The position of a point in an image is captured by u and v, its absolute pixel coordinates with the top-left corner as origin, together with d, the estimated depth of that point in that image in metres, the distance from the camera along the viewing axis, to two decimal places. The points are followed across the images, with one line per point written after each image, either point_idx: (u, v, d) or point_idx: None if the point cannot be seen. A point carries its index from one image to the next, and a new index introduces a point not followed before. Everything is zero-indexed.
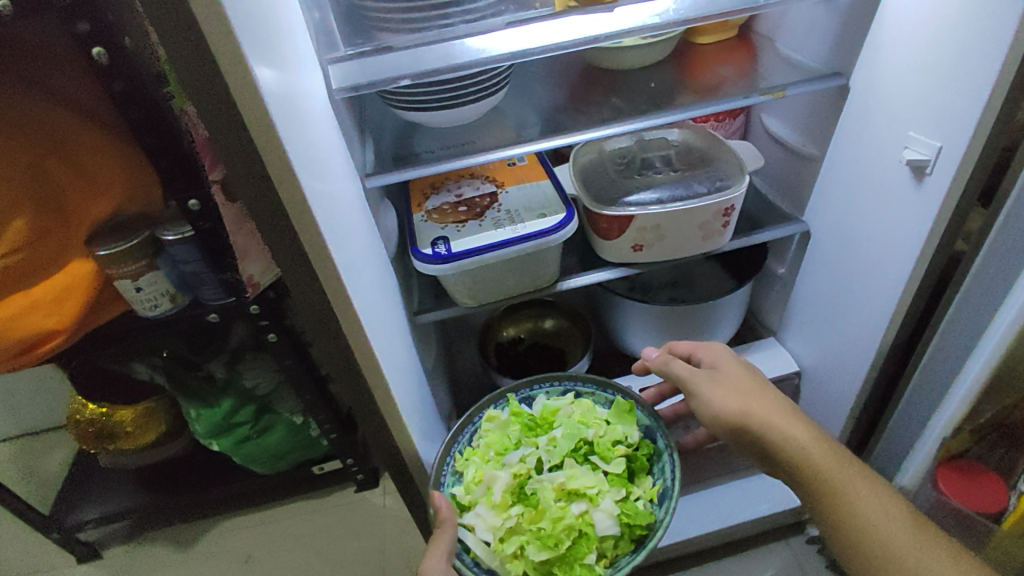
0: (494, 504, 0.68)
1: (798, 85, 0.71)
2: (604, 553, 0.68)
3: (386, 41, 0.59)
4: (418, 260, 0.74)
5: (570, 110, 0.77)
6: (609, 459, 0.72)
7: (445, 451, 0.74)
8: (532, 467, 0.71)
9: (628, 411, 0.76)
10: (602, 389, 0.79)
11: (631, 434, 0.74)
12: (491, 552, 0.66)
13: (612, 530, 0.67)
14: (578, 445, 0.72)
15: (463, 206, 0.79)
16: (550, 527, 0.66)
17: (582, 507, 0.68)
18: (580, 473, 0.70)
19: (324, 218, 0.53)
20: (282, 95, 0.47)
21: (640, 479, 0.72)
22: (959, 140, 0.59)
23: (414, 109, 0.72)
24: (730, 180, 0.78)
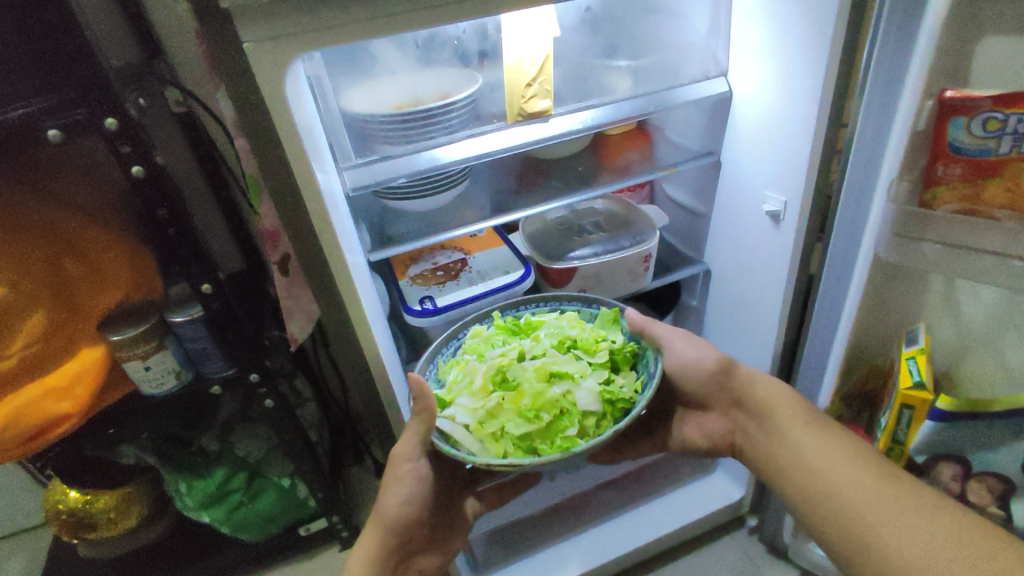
0: (476, 391, 0.75)
1: (684, 163, 0.98)
2: (587, 429, 0.73)
3: (385, 151, 0.78)
4: (410, 316, 0.90)
5: (521, 191, 0.98)
6: (593, 352, 0.79)
7: (431, 358, 0.83)
8: (514, 357, 0.78)
9: (613, 318, 0.83)
10: (585, 304, 0.87)
11: (616, 336, 0.82)
12: (470, 434, 0.73)
13: (592, 406, 0.73)
14: (561, 341, 0.80)
15: (440, 271, 0.97)
16: (531, 401, 0.72)
17: (565, 386, 0.74)
18: (562, 360, 0.77)
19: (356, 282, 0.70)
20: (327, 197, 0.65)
21: (625, 372, 0.80)
22: (796, 197, 0.85)
23: (400, 198, 0.91)
24: (647, 235, 1.01)
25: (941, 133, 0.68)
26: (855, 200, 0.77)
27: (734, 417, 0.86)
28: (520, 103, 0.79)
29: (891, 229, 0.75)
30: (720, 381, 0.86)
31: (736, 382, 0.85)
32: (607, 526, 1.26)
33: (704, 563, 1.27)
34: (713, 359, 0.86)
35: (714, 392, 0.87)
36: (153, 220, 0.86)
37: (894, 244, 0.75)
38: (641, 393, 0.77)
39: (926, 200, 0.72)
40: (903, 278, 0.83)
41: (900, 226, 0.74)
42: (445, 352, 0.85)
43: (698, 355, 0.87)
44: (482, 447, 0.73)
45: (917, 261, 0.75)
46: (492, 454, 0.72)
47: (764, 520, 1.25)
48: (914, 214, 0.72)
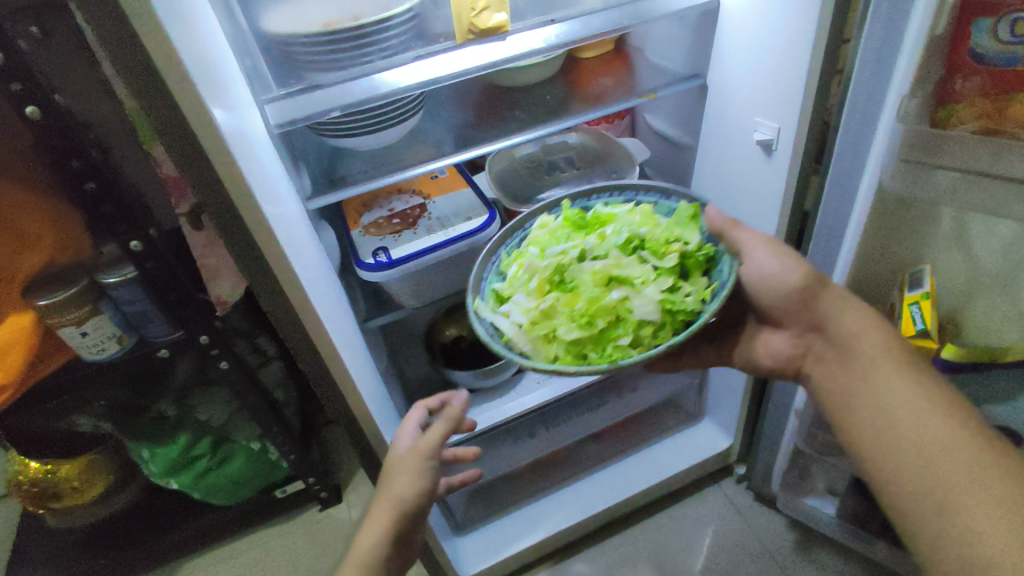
0: (533, 288, 0.68)
1: (665, 87, 0.86)
2: (642, 340, 0.64)
3: (313, 79, 0.67)
4: (362, 270, 0.81)
5: (483, 124, 0.87)
6: (662, 256, 0.69)
7: (495, 250, 0.75)
8: (575, 257, 0.69)
9: (692, 216, 0.71)
10: (665, 197, 0.76)
11: (692, 239, 0.70)
12: (521, 333, 0.65)
13: (650, 315, 0.64)
14: (629, 241, 0.70)
15: (396, 219, 0.87)
16: (586, 305, 0.65)
17: (623, 293, 0.65)
18: (625, 263, 0.68)
19: (282, 236, 0.61)
20: (234, 136, 0.55)
21: (695, 279, 0.68)
22: (791, 123, 0.75)
23: (345, 137, 0.80)
24: (624, 173, 0.91)
25: (961, 36, 0.58)
26: (858, 125, 0.67)
27: (812, 341, 0.71)
28: (470, 17, 0.68)
29: (901, 152, 0.65)
30: (802, 302, 0.69)
31: (822, 305, 0.68)
32: (590, 480, 1.22)
33: (691, 513, 1.24)
34: (797, 278, 0.68)
35: (796, 311, 0.71)
36: (65, 171, 0.76)
37: (904, 171, 0.66)
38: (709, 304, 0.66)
39: (941, 119, 0.62)
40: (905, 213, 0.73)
41: (911, 148, 0.64)
42: (511, 242, 0.77)
43: (781, 272, 0.69)
44: (534, 348, 0.65)
45: (931, 190, 0.66)
46: (543, 357, 0.65)
47: (753, 469, 1.21)
48: (928, 134, 0.62)
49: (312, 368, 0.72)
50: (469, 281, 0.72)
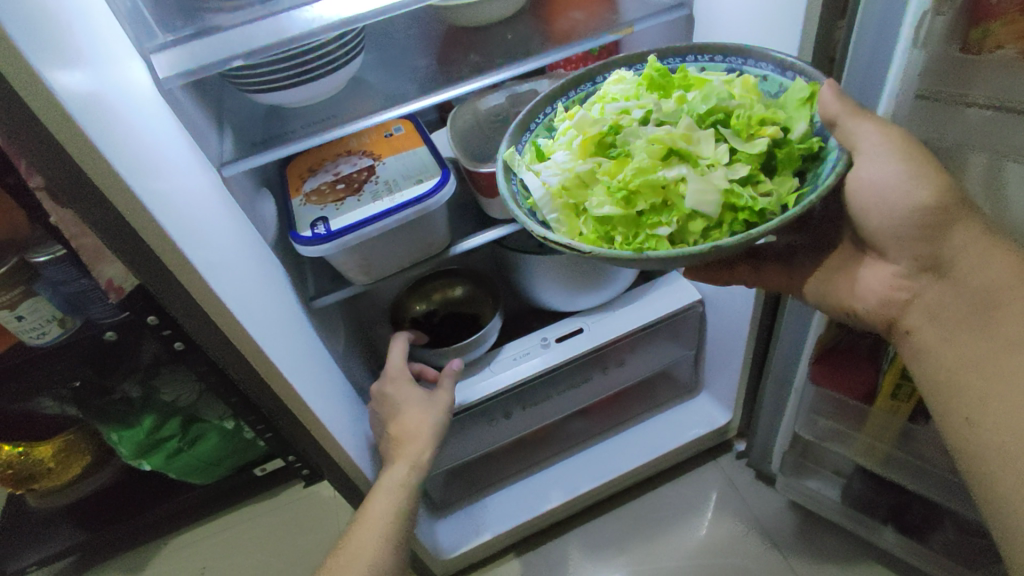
0: (576, 147, 0.55)
1: (645, 20, 0.73)
2: (685, 236, 0.51)
3: (209, 22, 0.57)
4: (298, 244, 0.72)
5: (433, 73, 0.76)
6: (748, 139, 0.52)
7: (549, 100, 0.61)
8: (636, 120, 0.54)
9: (807, 98, 0.52)
10: (776, 70, 0.55)
11: (796, 127, 0.53)
12: (549, 197, 0.55)
13: (704, 204, 0.49)
14: (711, 111, 0.53)
15: (341, 183, 0.76)
16: (628, 177, 0.51)
17: (680, 172, 0.51)
18: (697, 138, 0.52)
19: (170, 221, 0.53)
20: (89, 100, 0.47)
21: (782, 178, 0.52)
22: (790, 55, 0.62)
23: (269, 91, 0.69)
24: None
25: None
26: (868, 56, 0.55)
27: (922, 287, 0.55)
28: None
29: (920, 83, 0.53)
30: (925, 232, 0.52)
31: (953, 239, 0.51)
32: (578, 458, 1.15)
33: (687, 494, 1.16)
34: (925, 197, 0.50)
35: (912, 241, 0.53)
36: None
37: (926, 108, 0.54)
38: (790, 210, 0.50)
39: (972, 40, 0.49)
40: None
41: (937, 76, 0.51)
42: (574, 94, 0.62)
43: (906, 186, 0.50)
44: (559, 218, 0.55)
45: (954, 130, 0.53)
46: (563, 229, 0.54)
47: (753, 443, 1.13)
48: (959, 59, 0.49)
49: (232, 357, 0.65)
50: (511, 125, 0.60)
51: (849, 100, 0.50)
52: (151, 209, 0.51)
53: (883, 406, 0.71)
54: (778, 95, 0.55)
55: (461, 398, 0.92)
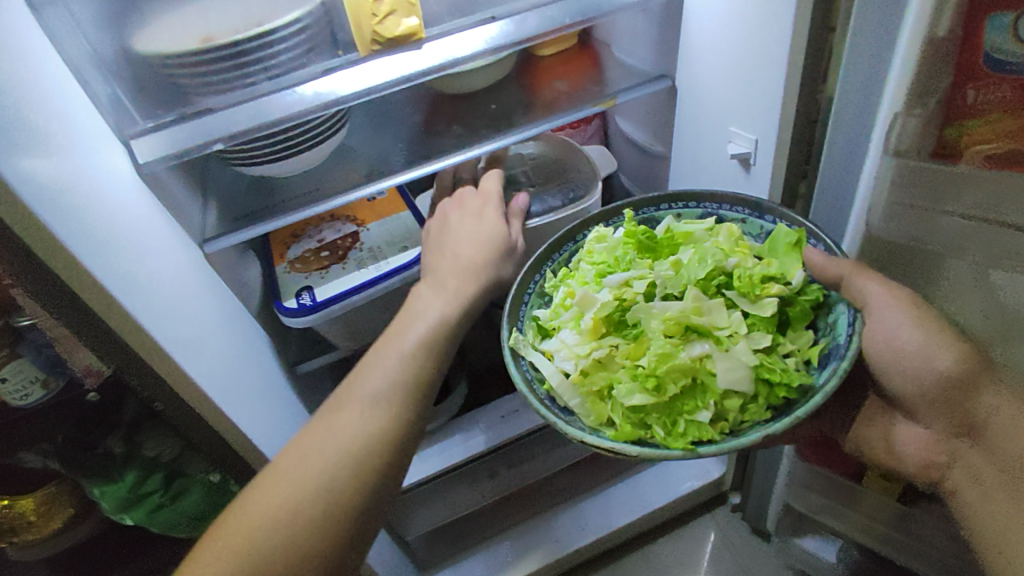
0: (582, 329, 0.59)
1: (628, 92, 0.75)
2: (725, 415, 0.53)
3: (191, 106, 0.58)
4: (284, 315, 0.71)
5: (420, 142, 0.77)
6: (756, 300, 0.56)
7: (535, 269, 0.65)
8: (640, 293, 0.59)
9: (794, 244, 0.58)
10: (756, 214, 0.62)
11: (795, 274, 0.57)
12: (570, 385, 0.56)
13: (739, 384, 0.52)
14: (711, 276, 0.58)
15: (326, 251, 0.76)
16: (653, 365, 0.53)
17: (703, 350, 0.54)
18: (708, 308, 0.56)
19: (148, 315, 0.52)
20: (57, 189, 0.46)
21: (796, 333, 0.57)
22: (770, 133, 0.63)
23: (251, 164, 0.69)
24: (584, 188, 0.81)
25: (974, 37, 0.45)
26: (848, 141, 0.55)
27: (960, 448, 0.57)
28: (372, 25, 0.57)
29: (889, 193, 0.55)
30: (947, 401, 0.55)
31: (981, 402, 0.53)
32: (569, 513, 1.12)
33: (680, 551, 1.14)
34: (947, 364, 0.54)
35: (940, 409, 0.56)
36: None
37: (900, 213, 0.55)
38: (818, 369, 0.54)
39: (949, 138, 0.49)
40: (902, 259, 0.59)
41: (902, 188, 0.53)
42: (558, 257, 0.67)
43: (927, 351, 0.54)
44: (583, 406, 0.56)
45: (935, 239, 0.54)
46: (595, 423, 0.55)
47: (747, 498, 1.12)
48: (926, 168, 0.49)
49: (207, 437, 0.64)
50: (507, 300, 0.63)
51: (842, 260, 0.55)
52: (121, 296, 0.49)
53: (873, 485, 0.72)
54: (761, 236, 0.62)
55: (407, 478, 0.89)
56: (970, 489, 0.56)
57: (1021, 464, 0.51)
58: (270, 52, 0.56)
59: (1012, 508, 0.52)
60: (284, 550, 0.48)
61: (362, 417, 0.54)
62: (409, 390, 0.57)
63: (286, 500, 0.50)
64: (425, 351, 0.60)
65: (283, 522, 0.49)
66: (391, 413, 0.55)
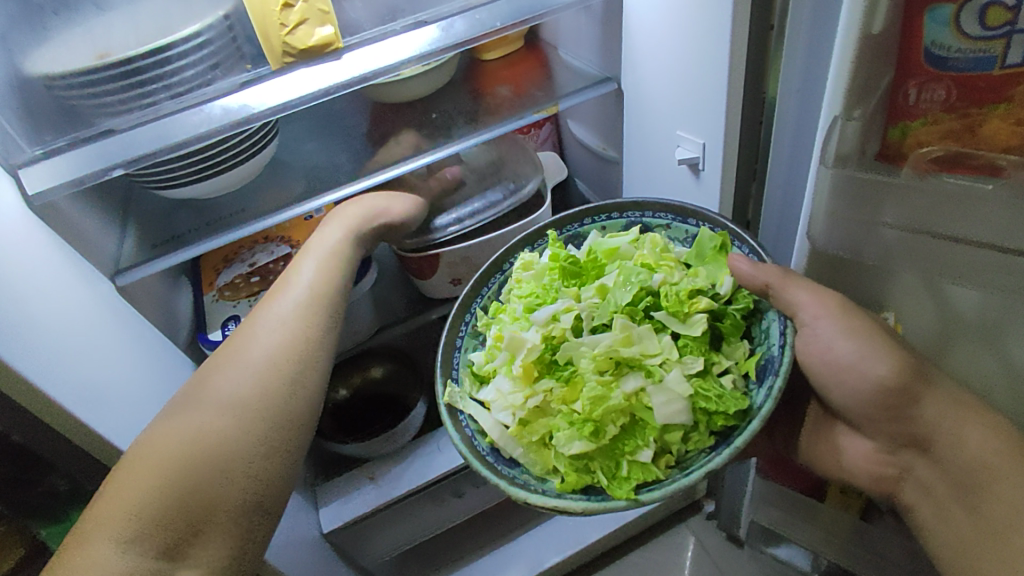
0: (515, 375, 0.56)
1: (572, 96, 0.71)
2: (669, 449, 0.51)
3: (87, 130, 0.53)
4: (207, 349, 0.67)
5: (357, 156, 0.72)
6: (685, 318, 0.55)
7: (465, 308, 0.63)
8: (567, 328, 0.56)
9: (719, 249, 0.57)
10: (678, 219, 0.61)
11: (722, 281, 0.56)
12: (510, 436, 0.54)
13: (675, 417, 0.50)
14: (638, 299, 0.56)
15: (255, 276, 0.73)
16: (588, 410, 0.52)
17: (637, 384, 0.52)
18: (638, 336, 0.54)
19: (37, 367, 0.47)
20: None
21: (731, 346, 0.55)
22: (717, 137, 0.59)
23: (169, 188, 0.64)
24: (525, 178, 0.76)
25: (913, 33, 0.42)
26: None
27: (909, 463, 0.54)
28: (281, 36, 0.52)
29: (827, 204, 0.50)
30: (890, 411, 0.52)
31: (922, 414, 0.50)
32: (539, 529, 1.09)
33: (656, 563, 1.11)
34: (883, 373, 0.51)
35: (882, 420, 0.54)
36: None
37: (839, 224, 0.51)
38: (756, 383, 0.52)
39: (892, 139, 0.47)
40: (849, 268, 0.56)
41: (844, 201, 0.49)
42: (489, 290, 0.65)
43: (861, 363, 0.52)
44: (527, 456, 0.54)
45: (873, 251, 0.51)
46: (541, 475, 0.53)
47: (720, 505, 1.09)
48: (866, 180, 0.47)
49: None
50: (438, 353, 0.61)
51: (768, 264, 0.53)
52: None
53: (836, 501, 0.71)
54: (687, 240, 0.61)
55: (344, 516, 0.84)
56: (923, 504, 0.54)
57: (970, 477, 0.48)
58: (169, 69, 0.52)
59: (968, 525, 0.49)
60: (169, 491, 0.46)
61: (255, 357, 0.55)
62: (305, 325, 0.57)
63: (169, 446, 0.47)
64: (320, 288, 0.60)
65: (164, 472, 0.46)
66: (265, 380, 0.53)
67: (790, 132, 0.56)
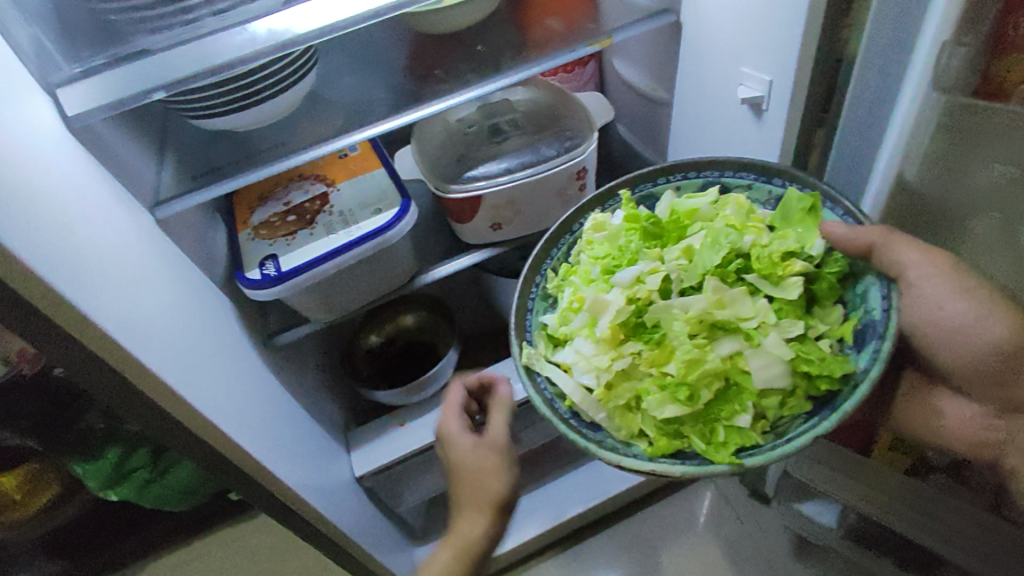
0: (597, 339, 0.55)
1: (626, 29, 0.67)
2: (765, 413, 0.52)
3: (124, 46, 0.50)
4: (245, 288, 0.66)
5: (399, 91, 0.69)
6: (779, 279, 0.54)
7: (535, 273, 0.62)
8: (653, 289, 0.54)
9: (808, 210, 0.55)
10: (762, 178, 0.58)
11: (813, 244, 0.54)
12: (595, 400, 0.54)
13: (774, 382, 0.51)
14: (729, 260, 0.54)
15: (292, 214, 0.70)
16: (683, 374, 0.51)
17: (732, 348, 0.52)
18: (731, 298, 0.53)
19: (86, 293, 0.45)
20: None
21: (824, 310, 0.55)
22: (788, 74, 0.55)
23: (207, 117, 0.61)
24: (581, 137, 0.73)
25: None
26: None
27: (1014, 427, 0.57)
28: None
29: (926, 144, 0.53)
30: (1006, 373, 0.55)
31: None
32: (567, 479, 1.10)
33: (680, 513, 1.13)
34: (1000, 336, 0.54)
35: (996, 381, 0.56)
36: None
37: (935, 164, 0.54)
38: (854, 348, 0.52)
39: (994, 73, 0.46)
40: (924, 213, 0.58)
41: (950, 131, 0.51)
42: (557, 251, 0.63)
43: (974, 326, 0.54)
44: (610, 419, 0.54)
45: (963, 191, 0.53)
46: (626, 437, 0.53)
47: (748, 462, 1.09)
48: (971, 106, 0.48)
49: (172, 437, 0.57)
50: (512, 316, 0.60)
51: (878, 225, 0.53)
52: (35, 265, 0.41)
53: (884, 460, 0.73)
54: (770, 202, 0.58)
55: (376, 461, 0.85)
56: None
57: None
58: None
59: None
60: None
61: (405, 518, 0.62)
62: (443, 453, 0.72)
63: None
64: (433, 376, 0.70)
65: None
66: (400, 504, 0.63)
67: (873, 68, 0.52)
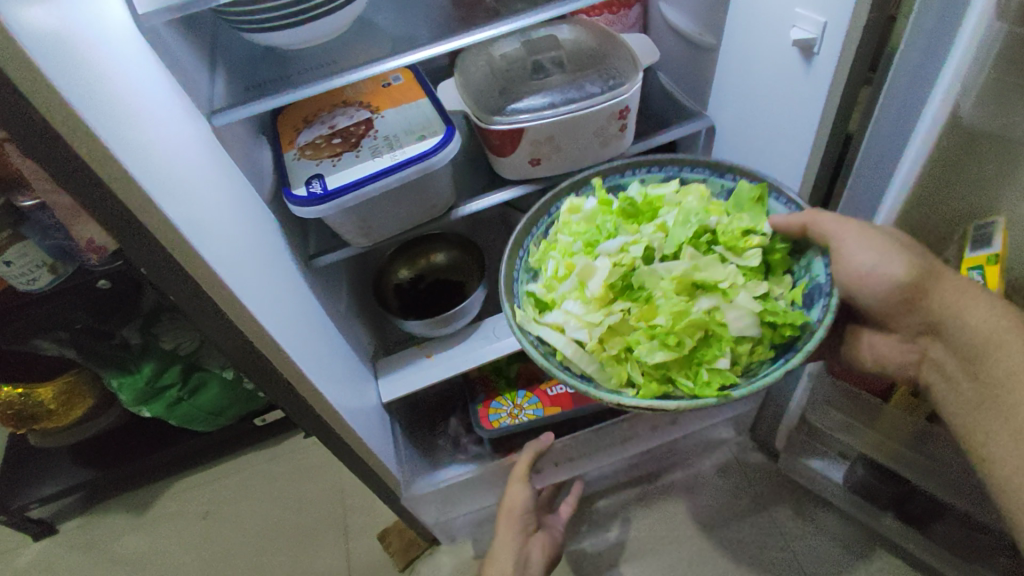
0: (587, 299, 0.57)
1: None
2: (738, 358, 0.55)
3: None
4: (291, 204, 0.68)
5: (448, 18, 0.69)
6: (739, 251, 0.58)
7: (521, 241, 0.64)
8: (637, 257, 0.57)
9: (756, 198, 0.59)
10: (715, 173, 0.63)
11: (762, 226, 0.58)
12: (586, 352, 0.56)
13: (749, 329, 0.54)
14: (699, 233, 0.58)
15: (337, 137, 0.72)
16: (670, 323, 0.54)
17: (711, 303, 0.55)
18: (705, 263, 0.56)
19: (156, 185, 0.48)
20: (65, 43, 0.41)
21: (776, 279, 0.59)
22: (843, 15, 0.55)
23: (261, 32, 0.62)
24: (625, 77, 0.73)
25: None
26: None
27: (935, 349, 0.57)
28: None
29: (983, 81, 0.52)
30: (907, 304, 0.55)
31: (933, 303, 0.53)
32: None
33: None
34: (897, 272, 0.53)
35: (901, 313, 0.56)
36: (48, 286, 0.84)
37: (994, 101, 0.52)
38: (803, 308, 0.57)
39: None
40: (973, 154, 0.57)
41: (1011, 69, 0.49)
42: (535, 231, 0.65)
43: (879, 267, 0.54)
44: (600, 369, 0.56)
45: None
46: (615, 385, 0.55)
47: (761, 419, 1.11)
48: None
49: (224, 336, 0.59)
50: (500, 280, 0.61)
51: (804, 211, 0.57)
52: (117, 153, 0.44)
53: (899, 403, 0.73)
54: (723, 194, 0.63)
55: (400, 388, 0.88)
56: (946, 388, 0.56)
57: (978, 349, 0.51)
58: None
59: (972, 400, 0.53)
60: None
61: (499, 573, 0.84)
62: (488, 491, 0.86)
63: None
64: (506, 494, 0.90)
65: None
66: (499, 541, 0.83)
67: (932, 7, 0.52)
